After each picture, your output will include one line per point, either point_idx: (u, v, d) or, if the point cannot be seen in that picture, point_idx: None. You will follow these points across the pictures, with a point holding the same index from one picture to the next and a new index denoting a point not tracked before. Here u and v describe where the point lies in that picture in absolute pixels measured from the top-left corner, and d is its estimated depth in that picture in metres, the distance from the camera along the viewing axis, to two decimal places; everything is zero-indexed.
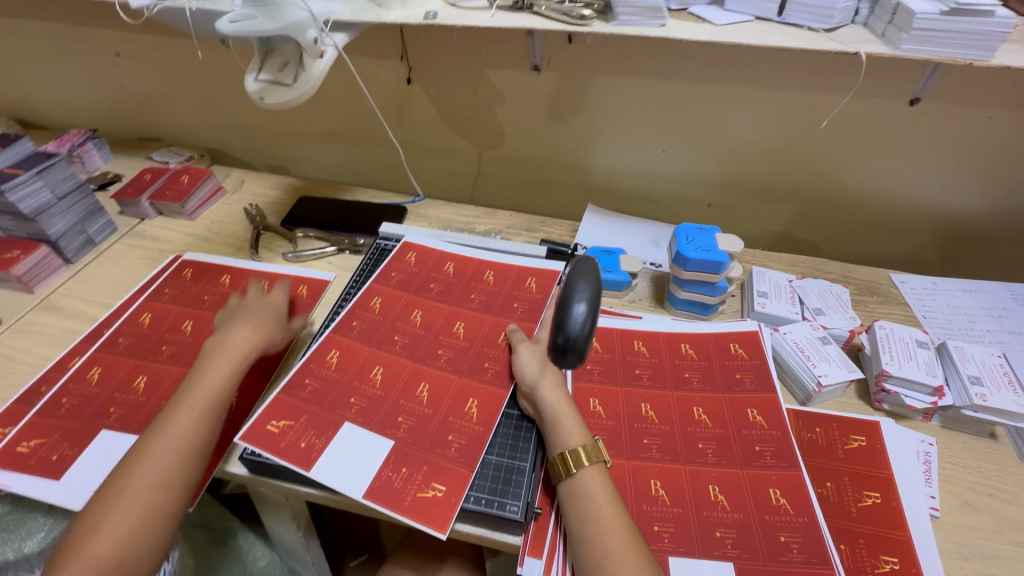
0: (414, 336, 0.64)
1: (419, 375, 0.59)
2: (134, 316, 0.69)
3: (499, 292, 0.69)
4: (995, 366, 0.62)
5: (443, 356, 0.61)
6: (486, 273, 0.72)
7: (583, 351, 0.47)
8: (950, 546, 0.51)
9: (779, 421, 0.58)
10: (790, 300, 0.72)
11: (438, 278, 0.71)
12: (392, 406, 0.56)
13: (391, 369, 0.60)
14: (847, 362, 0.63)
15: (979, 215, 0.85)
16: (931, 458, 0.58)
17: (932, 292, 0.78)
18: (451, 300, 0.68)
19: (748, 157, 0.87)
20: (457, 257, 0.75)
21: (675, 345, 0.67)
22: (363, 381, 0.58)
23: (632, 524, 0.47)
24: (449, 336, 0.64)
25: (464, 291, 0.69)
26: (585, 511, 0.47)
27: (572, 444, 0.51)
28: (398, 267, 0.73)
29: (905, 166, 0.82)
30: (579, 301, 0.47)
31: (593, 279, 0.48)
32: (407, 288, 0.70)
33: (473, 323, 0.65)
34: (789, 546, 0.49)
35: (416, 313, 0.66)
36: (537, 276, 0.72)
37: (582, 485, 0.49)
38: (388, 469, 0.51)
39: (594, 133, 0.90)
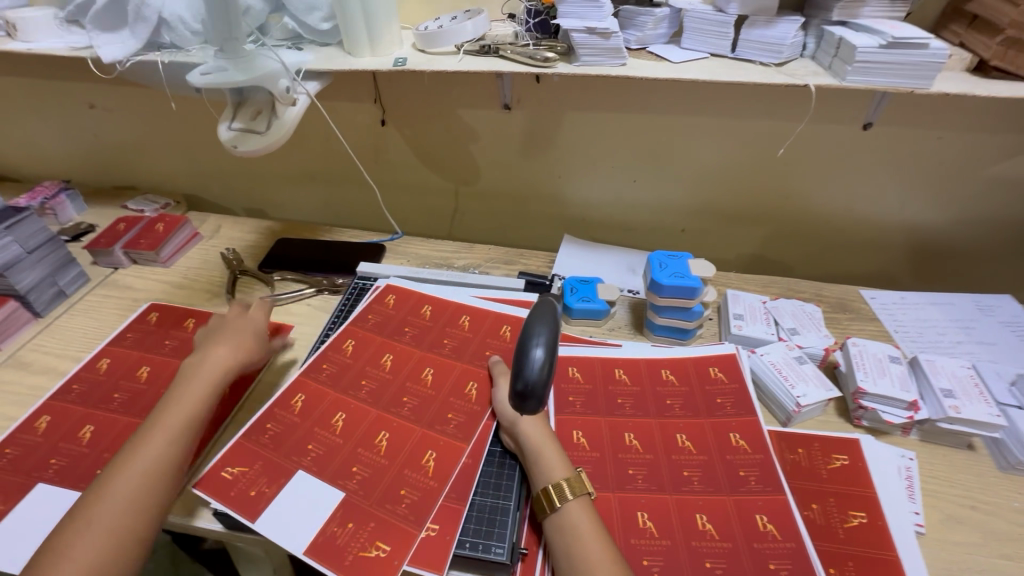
0: (381, 381, 0.63)
1: (381, 423, 0.58)
2: (94, 362, 0.70)
3: (470, 338, 0.69)
4: (967, 378, 0.63)
5: (406, 406, 0.60)
6: (462, 317, 0.72)
7: (543, 395, 0.46)
8: (939, 563, 0.51)
9: (762, 444, 0.58)
10: (765, 321, 0.73)
11: (415, 323, 0.71)
12: (349, 454, 0.55)
13: (355, 416, 0.59)
14: (823, 380, 0.64)
15: (939, 230, 0.89)
16: (912, 473, 0.58)
17: (901, 307, 0.80)
18: (421, 345, 0.68)
19: (715, 183, 0.90)
20: (434, 300, 0.75)
21: (656, 371, 0.67)
22: (324, 427, 0.58)
23: (620, 558, 0.46)
24: (415, 381, 0.63)
25: (434, 334, 0.69)
26: (572, 548, 0.46)
27: (555, 478, 0.51)
28: (376, 309, 0.73)
29: (865, 187, 0.86)
30: (538, 345, 0.48)
31: (550, 324, 0.49)
32: (381, 331, 0.69)
33: (441, 369, 0.64)
34: (779, 573, 0.48)
35: (386, 358, 0.66)
36: (512, 324, 0.71)
37: (569, 520, 0.48)
38: (333, 523, 0.50)
39: (566, 166, 0.92)
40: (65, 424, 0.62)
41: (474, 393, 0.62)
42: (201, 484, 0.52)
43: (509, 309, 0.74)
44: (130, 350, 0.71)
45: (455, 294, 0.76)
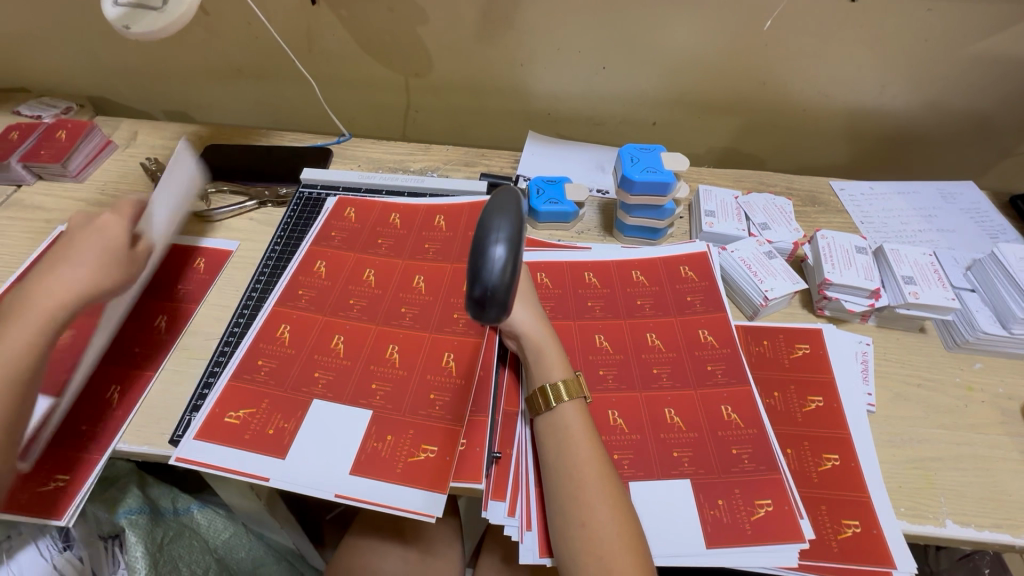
0: (372, 298, 0.59)
1: (386, 338, 0.55)
2: (5, 297, 0.62)
3: (455, 236, 0.65)
4: (928, 265, 0.64)
5: (407, 316, 0.57)
6: (437, 218, 0.67)
7: (506, 302, 0.36)
8: (883, 436, 0.55)
9: (728, 339, 0.59)
10: (736, 217, 0.71)
11: (386, 233, 0.66)
12: (363, 373, 0.53)
13: (354, 336, 0.56)
14: (791, 274, 0.64)
15: (916, 114, 0.86)
16: (868, 357, 0.61)
17: (868, 197, 0.79)
18: (405, 254, 0.64)
19: (691, 69, 0.83)
20: (402, 207, 0.70)
21: (626, 272, 0.65)
22: (325, 353, 0.54)
23: (604, 457, 0.46)
24: (411, 291, 0.60)
25: (417, 240, 0.65)
26: (561, 444, 0.47)
27: (553, 377, 0.50)
28: (337, 225, 0.67)
29: (846, 69, 0.81)
30: (496, 243, 0.37)
31: (511, 215, 0.37)
32: (352, 248, 0.64)
33: (433, 276, 0.61)
34: (740, 457, 0.51)
35: (368, 273, 0.62)
36: (490, 210, 0.67)
37: (562, 419, 0.48)
38: (372, 439, 0.49)
39: (529, 51, 0.82)
40: None
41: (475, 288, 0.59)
42: (200, 434, 0.49)
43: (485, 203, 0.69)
44: None
45: (406, 202, 0.70)
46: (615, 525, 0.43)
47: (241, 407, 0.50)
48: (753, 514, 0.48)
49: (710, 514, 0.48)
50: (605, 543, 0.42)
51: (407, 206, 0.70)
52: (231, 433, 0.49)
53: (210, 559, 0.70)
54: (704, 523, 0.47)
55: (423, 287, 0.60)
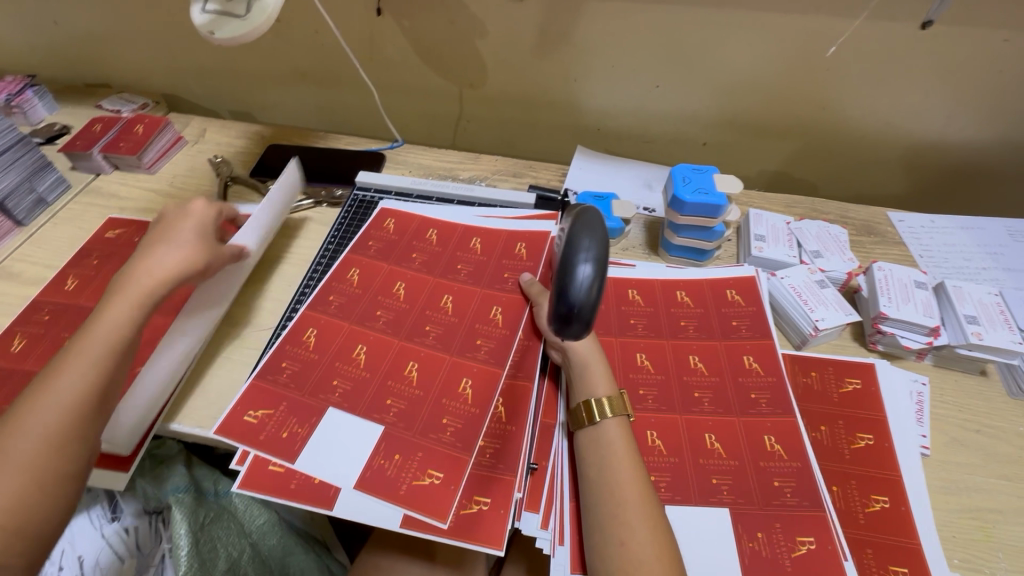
0: (399, 311, 0.58)
1: (407, 354, 0.54)
2: (57, 281, 0.67)
3: (487, 261, 0.63)
4: (993, 305, 0.61)
5: (431, 334, 0.56)
6: (475, 238, 0.66)
7: (592, 319, 0.37)
8: (937, 482, 0.52)
9: (775, 367, 0.57)
10: (787, 243, 0.69)
11: (421, 248, 0.65)
12: (380, 388, 0.52)
13: (377, 349, 0.55)
14: (843, 305, 0.62)
15: (985, 148, 0.82)
16: (924, 397, 0.58)
17: (929, 230, 0.76)
18: (436, 271, 0.62)
19: (748, 91, 0.82)
20: (440, 223, 0.68)
21: (671, 292, 0.65)
22: (398, 380, 0.52)
23: (645, 479, 0.46)
24: (437, 311, 0.58)
25: (450, 258, 0.64)
26: (602, 460, 0.47)
27: (597, 394, 0.50)
28: (376, 234, 0.67)
29: (911, 97, 0.78)
30: (585, 262, 0.38)
31: (599, 235, 0.39)
32: (387, 259, 0.64)
33: (462, 297, 0.59)
34: (783, 490, 0.49)
35: (399, 287, 0.60)
36: (529, 242, 0.65)
37: (605, 436, 0.48)
38: (379, 456, 0.47)
39: (583, 67, 0.83)
40: None
41: (502, 315, 0.57)
42: (246, 483, 0.47)
43: (521, 226, 0.67)
44: (99, 272, 0.67)
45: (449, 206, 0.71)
46: (653, 547, 0.42)
47: (260, 406, 0.50)
48: (794, 551, 0.46)
49: (748, 547, 0.47)
50: (643, 565, 0.41)
51: (444, 230, 0.68)
52: (275, 476, 0.48)
53: (245, 543, 0.69)
54: (742, 556, 0.46)
55: (451, 309, 0.58)
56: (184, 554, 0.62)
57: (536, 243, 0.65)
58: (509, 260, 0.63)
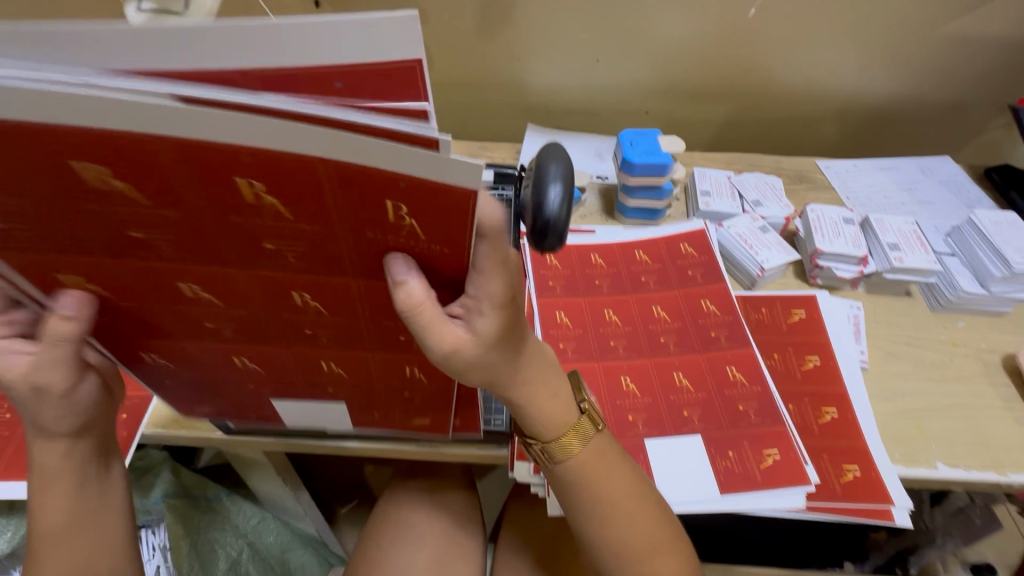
0: (246, 319, 0.38)
1: (310, 355, 0.43)
2: None
3: (332, 230, 0.29)
4: (910, 233, 0.68)
5: (321, 336, 0.40)
6: (241, 178, 0.26)
7: (564, 236, 0.38)
8: (878, 391, 0.59)
9: (729, 306, 0.63)
10: (730, 196, 0.74)
11: (159, 192, 0.27)
12: (312, 380, 0.46)
13: (267, 360, 0.43)
14: (784, 246, 0.68)
15: (893, 95, 0.91)
16: (859, 319, 0.65)
17: (852, 173, 0.83)
18: (244, 263, 0.33)
19: (681, 59, 0.87)
20: (158, 187, 0.27)
21: (630, 252, 0.69)
22: (322, 373, 0.45)
23: (629, 481, 0.46)
24: (297, 312, 0.37)
25: (242, 230, 0.30)
26: (586, 489, 0.45)
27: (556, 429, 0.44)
28: (120, 211, 0.29)
29: (824, 53, 0.85)
30: (551, 185, 0.38)
31: (563, 160, 0.39)
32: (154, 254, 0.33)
33: (324, 292, 0.35)
34: (747, 413, 0.55)
35: (200, 289, 0.36)
36: (405, 195, 0.26)
37: (582, 465, 0.44)
38: (364, 413, 0.51)
39: (525, 46, 0.86)
40: None
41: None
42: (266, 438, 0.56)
43: (336, 144, 0.24)
44: None
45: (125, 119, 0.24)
46: (643, 534, 0.46)
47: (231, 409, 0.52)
48: (762, 462, 0.51)
49: (722, 465, 0.51)
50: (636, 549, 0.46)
51: (181, 201, 0.28)
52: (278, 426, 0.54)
53: (242, 543, 0.71)
54: (717, 473, 0.51)
55: (322, 309, 0.36)
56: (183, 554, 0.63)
57: (423, 206, 0.27)
58: (373, 229, 0.29)
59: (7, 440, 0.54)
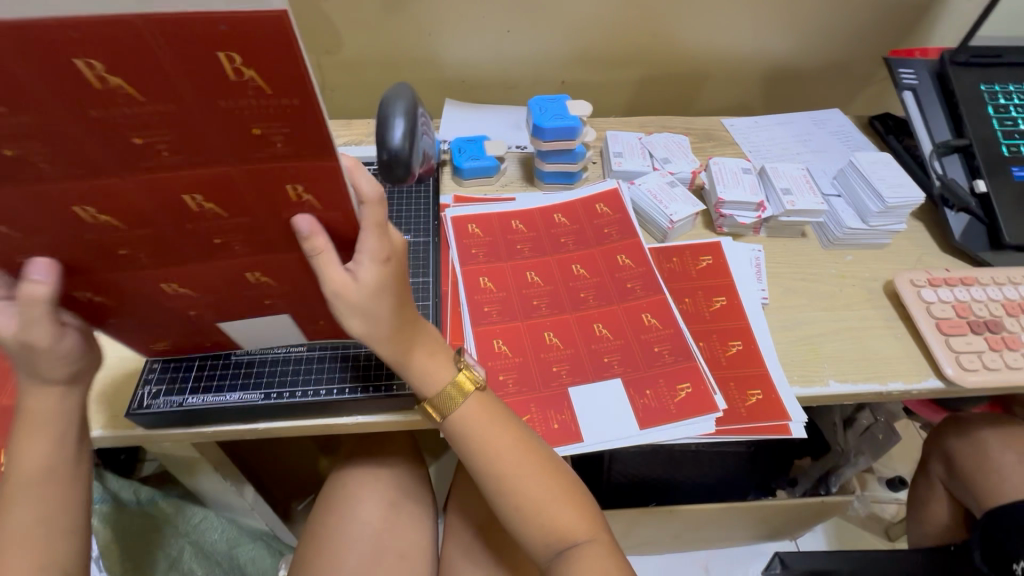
0: (149, 237, 0.37)
1: (232, 268, 0.41)
2: None
3: (190, 107, 0.28)
4: (802, 178, 0.74)
5: (233, 244, 0.39)
6: (77, 59, 0.25)
7: (406, 164, 0.55)
8: (778, 323, 0.64)
9: (643, 259, 0.66)
10: (641, 156, 0.78)
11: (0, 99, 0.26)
12: (240, 297, 0.45)
13: (188, 279, 0.42)
14: (691, 198, 0.72)
15: (786, 53, 0.97)
16: (761, 260, 0.70)
17: (753, 129, 0.89)
18: (119, 166, 0.31)
19: (588, 27, 0.89)
20: (3, 89, 0.25)
21: (548, 216, 0.71)
22: (247, 285, 0.43)
23: (522, 440, 0.49)
24: (198, 218, 0.35)
25: (100, 129, 0.28)
26: (474, 449, 0.49)
27: (439, 387, 0.48)
28: None
29: (721, 16, 0.90)
30: (396, 122, 0.55)
31: (406, 101, 0.56)
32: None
33: (211, 189, 0.33)
34: (662, 353, 0.59)
35: (86, 212, 0.33)
36: (230, 39, 0.25)
37: (464, 422, 0.49)
38: (307, 324, 0.51)
39: (434, 20, 0.86)
40: None
41: (311, 194, 0.35)
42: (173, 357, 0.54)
43: None
44: None
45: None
46: (544, 493, 0.48)
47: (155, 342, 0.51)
48: (676, 396, 0.56)
49: (641, 402, 0.55)
50: (540, 510, 0.48)
51: (26, 98, 0.26)
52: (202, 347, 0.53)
53: (183, 542, 0.70)
54: (636, 410, 0.55)
55: (221, 209, 0.35)
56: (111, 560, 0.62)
57: (257, 49, 0.25)
58: (225, 97, 0.27)
59: None
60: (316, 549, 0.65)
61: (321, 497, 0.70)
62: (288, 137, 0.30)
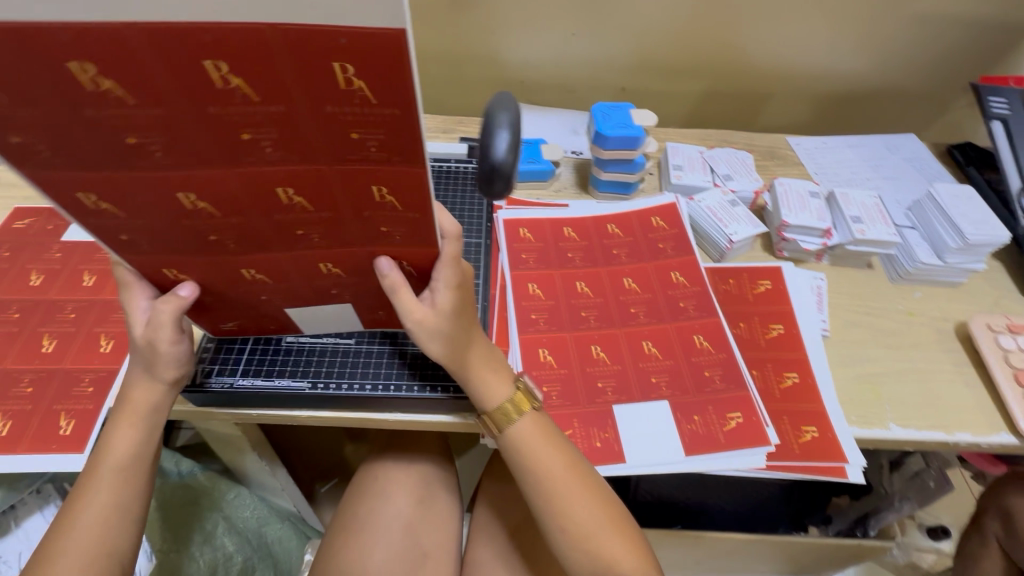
0: (237, 225, 0.37)
1: (306, 258, 0.42)
2: None
3: (298, 112, 0.28)
4: (873, 206, 0.70)
5: (313, 236, 0.39)
6: (208, 64, 0.26)
7: (509, 176, 0.55)
8: (837, 358, 0.61)
9: (698, 278, 0.64)
10: (701, 171, 0.75)
11: (122, 97, 0.27)
12: (308, 283, 0.46)
13: (265, 266, 0.42)
14: (752, 219, 0.69)
15: (862, 73, 0.92)
16: (823, 290, 0.67)
17: (821, 150, 0.85)
18: (223, 158, 0.31)
19: (656, 34, 0.87)
20: (131, 79, 0.26)
21: (602, 226, 0.69)
22: (316, 275, 0.44)
23: (575, 460, 0.48)
24: (284, 210, 0.36)
25: (213, 123, 0.29)
26: (528, 466, 0.48)
27: (499, 402, 0.48)
28: (21, 118, 0.28)
29: (797, 31, 0.86)
30: (501, 134, 0.54)
31: (512, 113, 0.55)
32: (108, 163, 0.31)
33: (304, 183, 0.34)
34: (712, 378, 0.56)
35: (188, 198, 0.34)
36: (348, 50, 0.25)
37: (520, 438, 0.48)
38: (367, 311, 0.52)
39: (500, 18, 0.85)
40: (19, 344, 0.57)
41: (394, 196, 0.35)
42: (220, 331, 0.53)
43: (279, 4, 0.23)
44: (12, 266, 0.64)
45: (104, 14, 0.23)
46: (597, 514, 0.48)
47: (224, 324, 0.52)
48: (726, 425, 0.53)
49: (688, 428, 0.53)
50: (592, 531, 0.48)
51: (151, 88, 0.27)
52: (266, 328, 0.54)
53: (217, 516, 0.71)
54: (682, 436, 0.53)
55: (310, 205, 0.35)
56: None
57: (372, 65, 0.26)
58: (332, 102, 0.28)
59: None
60: (345, 539, 0.65)
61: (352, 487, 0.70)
62: (382, 142, 0.30)
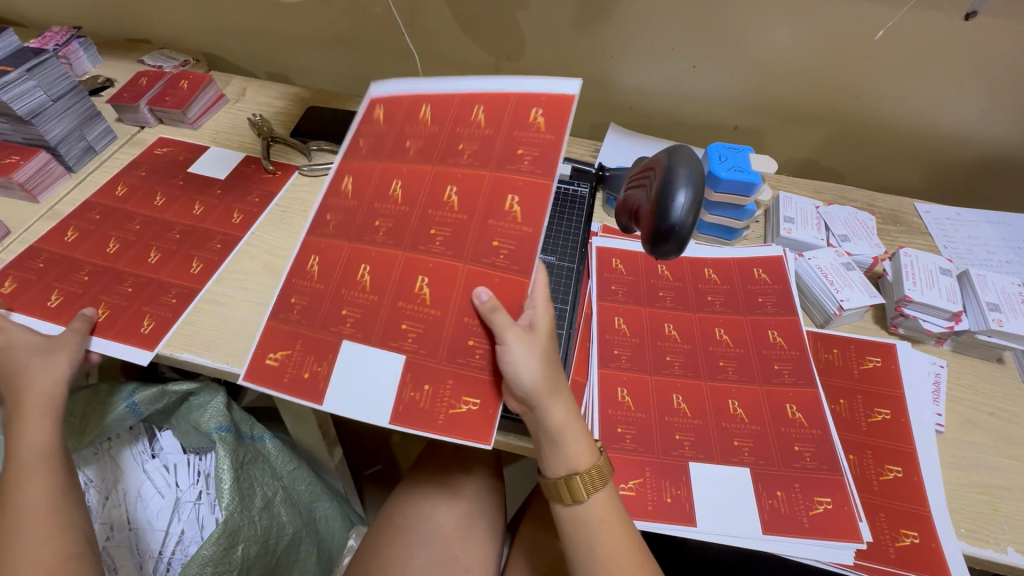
0: (399, 217, 0.53)
1: (416, 266, 0.51)
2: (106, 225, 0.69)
3: (495, 136, 0.53)
4: (1016, 296, 0.62)
5: (438, 240, 0.52)
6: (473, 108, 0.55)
7: (685, 240, 0.43)
8: (950, 458, 0.54)
9: (799, 341, 0.59)
10: (815, 227, 0.70)
11: (416, 133, 0.56)
12: (392, 312, 0.50)
13: (381, 265, 0.52)
14: (868, 287, 0.63)
15: (1016, 143, 0.83)
16: (941, 378, 0.60)
17: (955, 222, 0.77)
18: (437, 159, 0.54)
19: (784, 76, 0.82)
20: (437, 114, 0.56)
21: (698, 269, 0.66)
22: (410, 300, 0.50)
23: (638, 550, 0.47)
24: (442, 210, 0.52)
25: (452, 137, 0.55)
26: (592, 547, 0.47)
27: (580, 469, 0.47)
28: (367, 130, 0.58)
29: (947, 91, 0.79)
30: (680, 189, 0.43)
31: (695, 168, 0.43)
32: (377, 155, 0.57)
33: (467, 186, 0.52)
34: (803, 454, 0.52)
35: (395, 185, 0.55)
36: (543, 106, 0.53)
37: (592, 515, 0.47)
38: (409, 389, 0.47)
39: (622, 44, 0.84)
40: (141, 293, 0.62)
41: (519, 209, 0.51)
42: (248, 376, 0.49)
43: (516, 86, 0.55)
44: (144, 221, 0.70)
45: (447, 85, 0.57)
46: None
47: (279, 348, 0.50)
48: (812, 509, 0.49)
49: (768, 503, 0.49)
50: None
51: (438, 119, 0.56)
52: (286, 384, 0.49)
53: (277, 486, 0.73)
54: (761, 511, 0.49)
55: (457, 205, 0.52)
56: (229, 486, 0.64)
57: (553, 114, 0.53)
58: (521, 131, 0.53)
59: (115, 318, 0.60)
60: (389, 537, 0.66)
61: (404, 487, 0.71)
62: (535, 158, 0.52)
